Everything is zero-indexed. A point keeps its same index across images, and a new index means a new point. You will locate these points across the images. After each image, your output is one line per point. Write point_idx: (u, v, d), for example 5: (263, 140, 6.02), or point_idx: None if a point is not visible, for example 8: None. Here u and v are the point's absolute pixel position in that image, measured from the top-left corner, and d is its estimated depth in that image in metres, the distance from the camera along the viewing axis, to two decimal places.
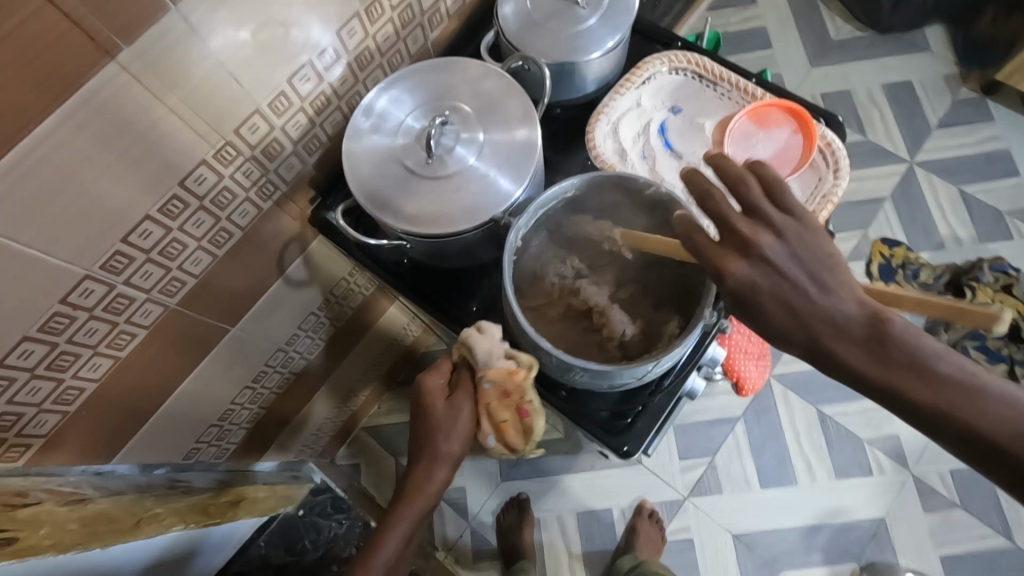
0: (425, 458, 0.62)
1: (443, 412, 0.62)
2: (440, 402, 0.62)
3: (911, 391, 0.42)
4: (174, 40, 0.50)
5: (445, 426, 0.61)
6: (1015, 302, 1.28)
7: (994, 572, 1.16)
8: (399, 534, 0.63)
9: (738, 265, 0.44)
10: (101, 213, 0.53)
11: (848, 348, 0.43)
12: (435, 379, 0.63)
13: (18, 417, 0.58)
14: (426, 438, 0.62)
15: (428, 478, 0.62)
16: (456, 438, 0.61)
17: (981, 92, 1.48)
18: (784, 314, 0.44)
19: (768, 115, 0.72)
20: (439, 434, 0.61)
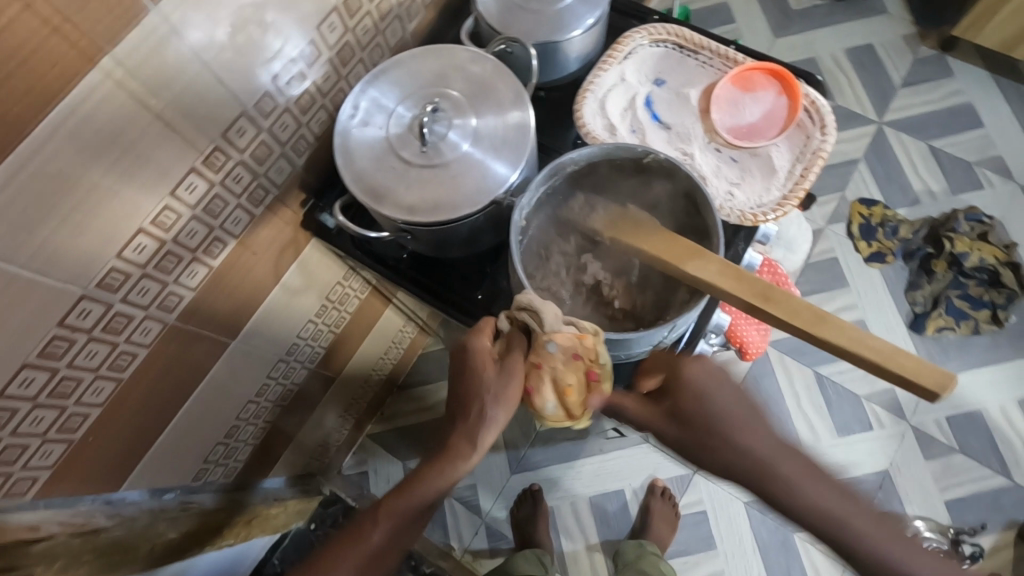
0: (469, 423, 0.58)
1: (498, 375, 0.59)
2: (491, 366, 0.60)
3: (847, 528, 0.49)
4: (155, 43, 0.49)
5: (502, 390, 0.59)
6: (992, 248, 1.33)
7: (997, 510, 1.20)
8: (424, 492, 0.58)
9: (685, 387, 0.56)
10: (94, 228, 0.52)
11: (787, 479, 0.51)
12: (484, 342, 0.61)
13: (22, 450, 0.55)
14: (473, 397, 0.59)
15: (469, 441, 0.58)
16: (506, 405, 0.59)
17: (939, 49, 1.52)
18: (726, 438, 0.53)
19: (752, 79, 0.75)
20: (490, 397, 0.58)
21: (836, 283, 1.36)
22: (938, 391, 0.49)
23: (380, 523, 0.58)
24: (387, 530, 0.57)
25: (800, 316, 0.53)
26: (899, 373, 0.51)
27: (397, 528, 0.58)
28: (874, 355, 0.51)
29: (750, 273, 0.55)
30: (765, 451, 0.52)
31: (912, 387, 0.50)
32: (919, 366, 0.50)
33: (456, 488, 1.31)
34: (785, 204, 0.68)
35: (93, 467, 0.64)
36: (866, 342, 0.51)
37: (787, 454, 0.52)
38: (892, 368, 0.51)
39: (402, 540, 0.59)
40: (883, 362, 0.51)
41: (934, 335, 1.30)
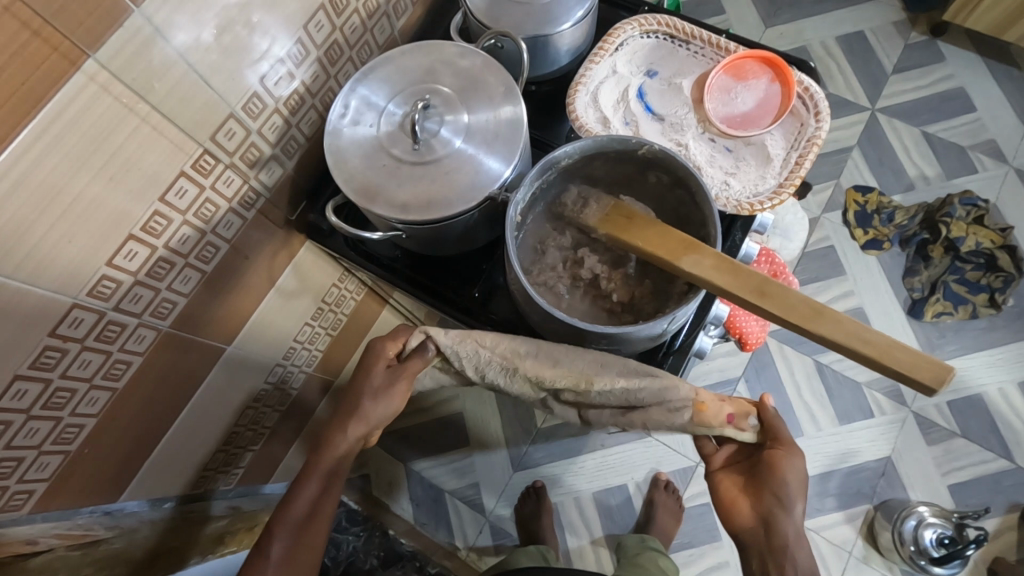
0: (343, 412, 0.62)
1: (383, 377, 0.62)
2: (382, 366, 0.62)
3: None
4: (138, 45, 0.48)
5: (380, 396, 0.61)
6: (987, 232, 1.33)
7: (1000, 492, 1.20)
8: (315, 488, 0.60)
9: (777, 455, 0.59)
10: (84, 236, 0.51)
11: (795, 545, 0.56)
12: (387, 347, 0.64)
13: (18, 463, 0.55)
14: (351, 399, 0.62)
15: (349, 431, 0.61)
16: (382, 401, 0.61)
17: (930, 34, 1.52)
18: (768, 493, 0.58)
19: (745, 68, 0.75)
20: (369, 395, 0.61)
21: (834, 271, 1.36)
22: (935, 385, 0.49)
23: (277, 537, 0.57)
24: (286, 542, 0.57)
25: (794, 311, 0.52)
26: (894, 366, 0.50)
27: (292, 536, 0.58)
28: (869, 349, 0.51)
29: (746, 266, 0.54)
30: (797, 533, 0.57)
31: (907, 381, 0.50)
32: (912, 361, 0.50)
33: (458, 487, 1.30)
34: (780, 193, 0.68)
35: (90, 478, 0.63)
36: (862, 336, 0.51)
37: (804, 548, 0.56)
38: (889, 361, 0.50)
39: (303, 553, 0.58)
40: (879, 356, 0.50)
41: (933, 320, 1.30)
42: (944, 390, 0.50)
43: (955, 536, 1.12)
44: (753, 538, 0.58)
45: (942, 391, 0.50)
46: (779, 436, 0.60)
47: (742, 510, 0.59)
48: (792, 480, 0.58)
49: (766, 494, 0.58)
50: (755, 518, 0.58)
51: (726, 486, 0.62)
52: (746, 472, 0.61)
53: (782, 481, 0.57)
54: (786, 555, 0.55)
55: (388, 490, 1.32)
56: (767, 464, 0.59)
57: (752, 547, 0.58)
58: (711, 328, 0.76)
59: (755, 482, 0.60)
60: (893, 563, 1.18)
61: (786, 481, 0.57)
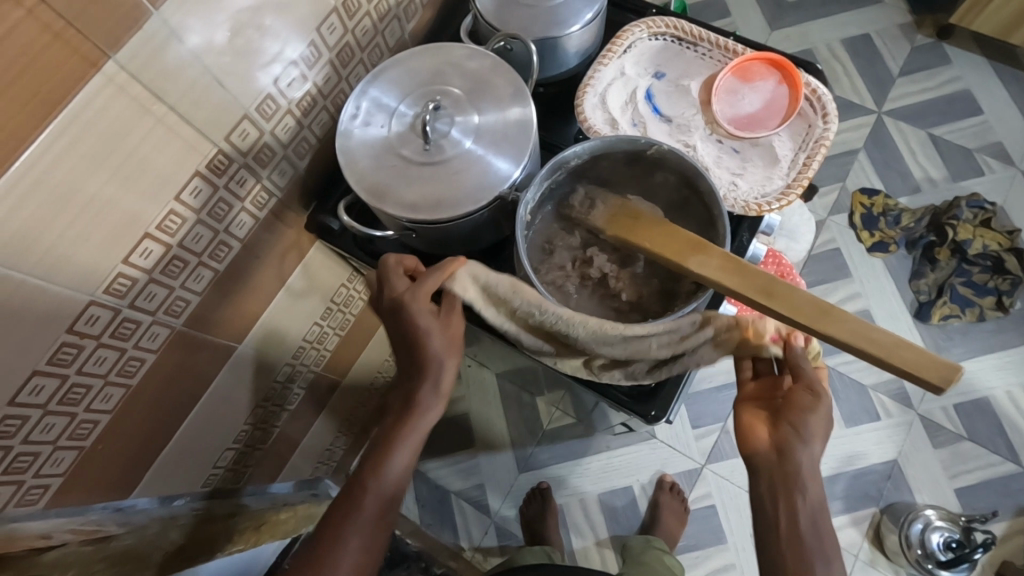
0: (428, 370, 0.61)
1: (444, 342, 0.61)
2: (436, 323, 0.61)
3: (819, 529, 0.54)
4: (156, 46, 0.49)
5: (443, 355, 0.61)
6: (994, 235, 1.33)
7: (1008, 496, 1.20)
8: (406, 454, 0.60)
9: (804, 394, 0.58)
10: (101, 233, 0.52)
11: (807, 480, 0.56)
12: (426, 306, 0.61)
13: (33, 458, 0.55)
14: (430, 359, 0.61)
15: (430, 393, 0.61)
16: (455, 359, 0.62)
17: (936, 37, 1.52)
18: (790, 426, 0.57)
19: (752, 70, 0.75)
20: (438, 355, 0.61)
21: (840, 274, 1.36)
22: (943, 383, 0.48)
23: (368, 492, 0.59)
24: (379, 497, 0.59)
25: (801, 310, 0.52)
26: (900, 364, 0.50)
27: (388, 492, 0.59)
28: (872, 348, 0.50)
29: (753, 266, 0.54)
30: (812, 467, 0.56)
31: (914, 379, 0.50)
32: (921, 360, 0.50)
33: (463, 488, 1.31)
34: (788, 193, 0.68)
35: (104, 472, 0.64)
36: (869, 336, 0.51)
37: (814, 482, 0.56)
38: (895, 356, 0.50)
39: (394, 502, 0.60)
40: (885, 355, 0.50)
41: (940, 323, 1.30)
42: (952, 389, 0.49)
43: (962, 539, 1.12)
44: (765, 464, 0.58)
45: (950, 389, 0.49)
46: (804, 375, 0.59)
47: (759, 436, 0.59)
48: (811, 415, 0.57)
49: (784, 426, 0.58)
50: (768, 445, 0.58)
51: (752, 414, 0.61)
52: (771, 406, 0.61)
53: (800, 415, 0.57)
54: (797, 482, 0.55)
55: None
56: (790, 401, 0.58)
57: (763, 471, 0.58)
58: None
59: (776, 414, 0.59)
60: (900, 566, 1.17)
61: (805, 416, 0.57)
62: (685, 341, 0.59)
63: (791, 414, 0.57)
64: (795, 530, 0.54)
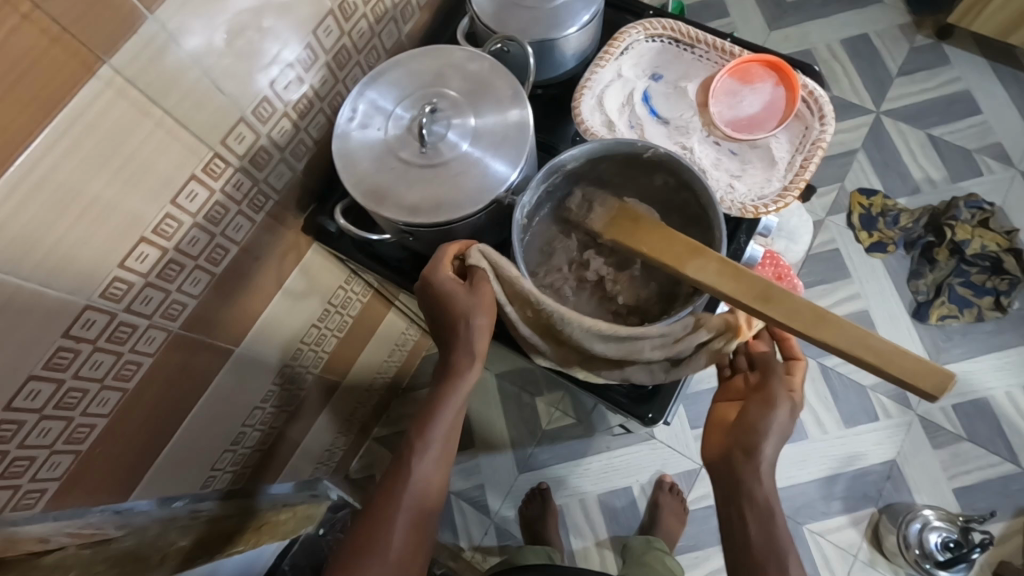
0: (460, 334, 0.61)
1: (469, 303, 0.60)
2: (462, 289, 0.61)
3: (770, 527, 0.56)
4: (153, 51, 0.49)
5: (471, 322, 0.60)
6: (993, 235, 1.33)
7: (1007, 496, 1.20)
8: (449, 417, 0.61)
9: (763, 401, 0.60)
10: (98, 237, 0.51)
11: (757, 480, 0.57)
12: (448, 275, 0.61)
13: (30, 462, 0.56)
14: (457, 323, 0.61)
15: (464, 357, 0.61)
16: (486, 319, 0.61)
17: (936, 37, 1.52)
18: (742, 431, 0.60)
19: (750, 72, 0.75)
20: (465, 319, 0.60)
21: (839, 274, 1.36)
22: (938, 392, 0.49)
23: (416, 456, 0.60)
24: (428, 459, 0.60)
25: (797, 317, 0.52)
26: (896, 372, 0.50)
27: (435, 453, 0.61)
28: (871, 357, 0.51)
29: (750, 271, 0.54)
30: (762, 473, 0.58)
31: (908, 387, 0.50)
32: (916, 367, 0.50)
33: (463, 488, 1.31)
34: (785, 195, 0.68)
35: (102, 475, 0.64)
36: (866, 342, 0.51)
37: (763, 484, 0.58)
38: (891, 366, 0.50)
39: (441, 464, 0.61)
40: (881, 362, 0.50)
41: (938, 323, 1.30)
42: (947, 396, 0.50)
43: (960, 539, 1.12)
44: (718, 471, 0.61)
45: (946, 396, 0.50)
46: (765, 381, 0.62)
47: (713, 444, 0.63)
48: (760, 421, 0.59)
49: (733, 433, 0.61)
50: (718, 453, 0.62)
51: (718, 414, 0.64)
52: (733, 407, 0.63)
53: (746, 423, 0.60)
54: (747, 484, 0.58)
55: None
56: (742, 411, 0.61)
57: (717, 481, 0.61)
58: None
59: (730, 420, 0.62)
60: (898, 566, 1.17)
61: (752, 423, 0.59)
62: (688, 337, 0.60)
63: (746, 417, 0.60)
64: (746, 542, 0.56)
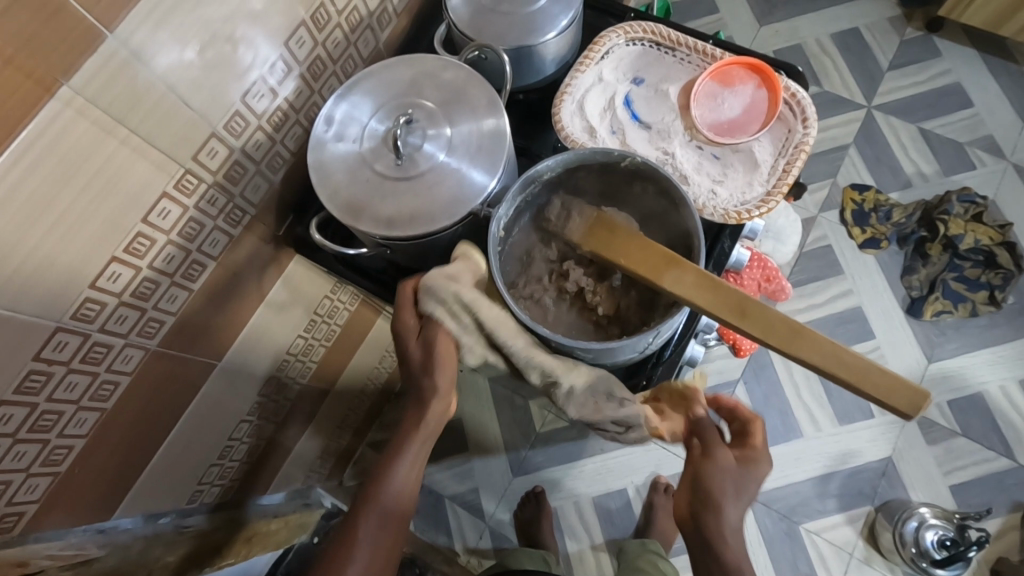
0: (417, 372, 0.62)
1: (420, 346, 0.62)
2: (415, 336, 0.63)
3: None
4: (115, 69, 0.48)
5: (428, 371, 0.61)
6: (987, 229, 1.31)
7: (1003, 491, 1.19)
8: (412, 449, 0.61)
9: (721, 457, 0.58)
10: (66, 258, 0.51)
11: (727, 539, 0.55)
12: (408, 318, 0.63)
13: (6, 486, 0.55)
14: (415, 362, 0.62)
15: (421, 393, 0.62)
16: (438, 361, 0.61)
17: (926, 30, 1.51)
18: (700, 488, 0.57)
19: (731, 74, 0.74)
20: (424, 369, 0.62)
21: (832, 271, 1.35)
22: (914, 411, 0.48)
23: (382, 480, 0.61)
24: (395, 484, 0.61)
25: (774, 331, 0.52)
26: (873, 389, 0.50)
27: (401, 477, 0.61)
28: (848, 374, 0.50)
29: (728, 283, 0.53)
30: (725, 532, 0.55)
31: (883, 405, 0.50)
32: (893, 386, 0.49)
33: (458, 493, 1.30)
34: (768, 200, 0.67)
35: (82, 496, 0.64)
36: (842, 359, 0.50)
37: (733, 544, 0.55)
38: (868, 382, 0.50)
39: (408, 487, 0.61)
40: (857, 380, 0.50)
41: (932, 319, 1.29)
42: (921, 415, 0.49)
43: (957, 537, 1.12)
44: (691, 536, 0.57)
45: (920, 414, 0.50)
46: (706, 438, 0.59)
47: (681, 510, 0.59)
48: (716, 481, 0.56)
49: (694, 495, 0.57)
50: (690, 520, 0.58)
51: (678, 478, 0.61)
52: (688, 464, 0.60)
53: (704, 484, 0.57)
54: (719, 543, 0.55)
55: None
56: (696, 472, 0.58)
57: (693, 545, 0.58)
58: (703, 335, 0.76)
59: (689, 482, 0.59)
60: (895, 564, 1.17)
61: (709, 482, 0.56)
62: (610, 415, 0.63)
63: (703, 476, 0.57)
64: None
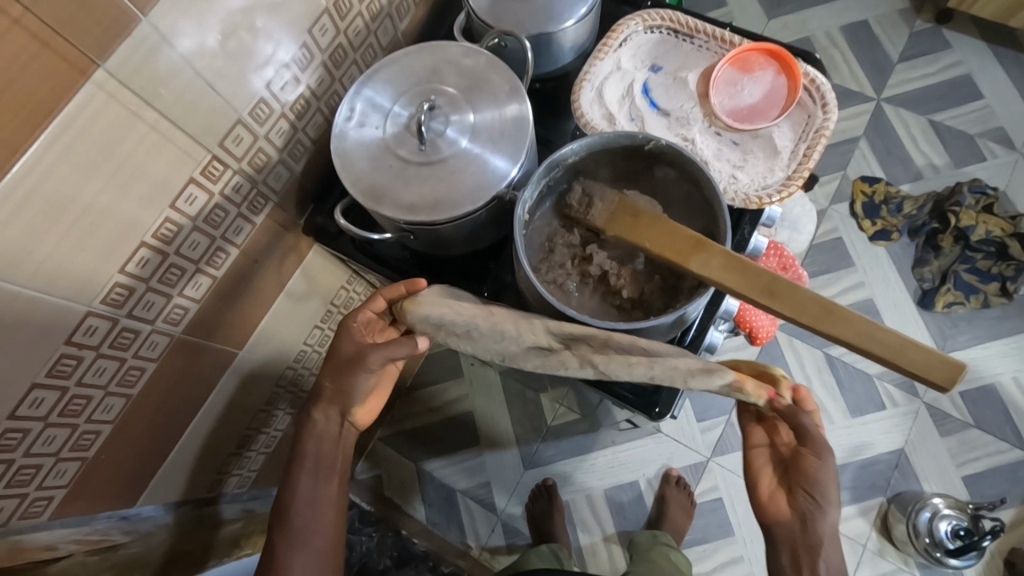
0: (339, 370, 0.62)
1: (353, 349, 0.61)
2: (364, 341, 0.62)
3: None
4: (146, 52, 0.49)
5: (350, 375, 0.61)
6: (998, 220, 1.30)
7: (1016, 484, 1.19)
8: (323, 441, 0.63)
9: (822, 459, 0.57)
10: (96, 243, 0.51)
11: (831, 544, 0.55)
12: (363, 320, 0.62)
13: (35, 471, 0.55)
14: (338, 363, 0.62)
15: (341, 384, 0.62)
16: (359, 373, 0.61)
17: (936, 23, 1.51)
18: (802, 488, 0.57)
19: (749, 60, 0.75)
20: (346, 374, 0.61)
21: (842, 263, 1.35)
22: (947, 384, 0.48)
23: (301, 475, 0.62)
24: (311, 480, 0.62)
25: (804, 311, 0.52)
26: (909, 366, 0.49)
27: (312, 474, 0.62)
28: (878, 350, 0.50)
29: (756, 265, 0.54)
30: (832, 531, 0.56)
31: (921, 379, 0.49)
32: (928, 360, 0.49)
33: (469, 487, 1.30)
34: (789, 185, 0.67)
35: (108, 483, 0.64)
36: (873, 336, 0.50)
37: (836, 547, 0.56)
38: (896, 360, 0.50)
39: (326, 480, 0.63)
40: (892, 356, 0.50)
41: (944, 310, 1.29)
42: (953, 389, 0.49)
43: (970, 527, 1.11)
44: (787, 534, 0.57)
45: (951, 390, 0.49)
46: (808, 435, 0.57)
47: (779, 507, 0.59)
48: (829, 480, 0.56)
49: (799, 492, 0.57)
50: (792, 515, 0.57)
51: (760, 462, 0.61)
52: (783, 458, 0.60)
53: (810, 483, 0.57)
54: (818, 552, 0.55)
55: (400, 492, 1.32)
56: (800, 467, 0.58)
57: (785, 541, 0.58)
58: (721, 322, 0.76)
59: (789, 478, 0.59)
60: (908, 555, 1.17)
61: (820, 481, 0.56)
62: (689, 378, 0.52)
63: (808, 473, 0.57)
64: None
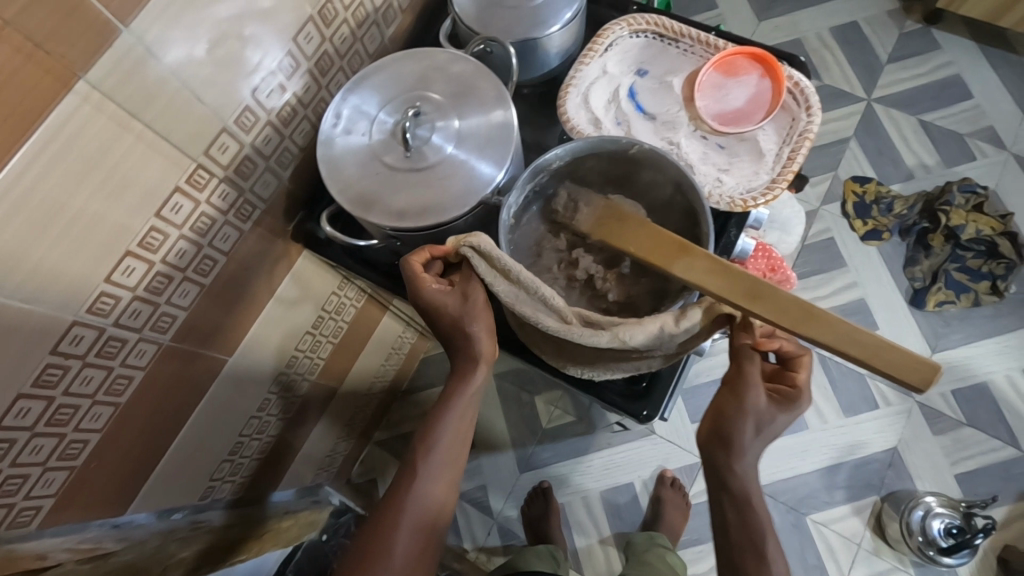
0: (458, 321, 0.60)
1: (457, 300, 0.60)
2: (450, 296, 0.60)
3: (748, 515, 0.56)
4: (132, 63, 0.49)
5: (467, 328, 0.60)
6: (988, 219, 1.32)
7: (1010, 482, 1.20)
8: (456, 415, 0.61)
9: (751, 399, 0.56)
10: (81, 253, 0.51)
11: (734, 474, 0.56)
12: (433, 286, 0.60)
13: (23, 480, 0.55)
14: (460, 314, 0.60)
15: (476, 332, 0.60)
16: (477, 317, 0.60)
17: (925, 23, 1.52)
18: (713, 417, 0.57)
19: (735, 64, 0.75)
20: (466, 319, 0.60)
21: (834, 263, 1.36)
22: (922, 384, 0.48)
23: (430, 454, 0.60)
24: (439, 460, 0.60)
25: (786, 312, 0.52)
26: (883, 367, 0.50)
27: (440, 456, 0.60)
28: (859, 352, 0.50)
29: (739, 269, 0.54)
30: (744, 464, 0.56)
31: (894, 379, 0.50)
32: (904, 361, 0.49)
33: (466, 489, 1.31)
34: (774, 188, 0.68)
35: (99, 493, 0.64)
36: (855, 338, 0.50)
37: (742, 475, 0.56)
38: (872, 360, 0.50)
39: (452, 459, 0.61)
40: (869, 357, 0.50)
41: (936, 309, 1.29)
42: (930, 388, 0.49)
43: (963, 525, 1.11)
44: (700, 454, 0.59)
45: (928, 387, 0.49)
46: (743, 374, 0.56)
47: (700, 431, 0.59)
48: (748, 423, 0.55)
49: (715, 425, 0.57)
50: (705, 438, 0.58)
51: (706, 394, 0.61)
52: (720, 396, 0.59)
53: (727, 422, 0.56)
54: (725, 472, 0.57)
55: None
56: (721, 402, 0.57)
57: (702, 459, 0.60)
58: None
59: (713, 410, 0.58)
60: (903, 555, 1.17)
61: (733, 425, 0.55)
62: (679, 323, 0.56)
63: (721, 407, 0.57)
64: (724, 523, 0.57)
